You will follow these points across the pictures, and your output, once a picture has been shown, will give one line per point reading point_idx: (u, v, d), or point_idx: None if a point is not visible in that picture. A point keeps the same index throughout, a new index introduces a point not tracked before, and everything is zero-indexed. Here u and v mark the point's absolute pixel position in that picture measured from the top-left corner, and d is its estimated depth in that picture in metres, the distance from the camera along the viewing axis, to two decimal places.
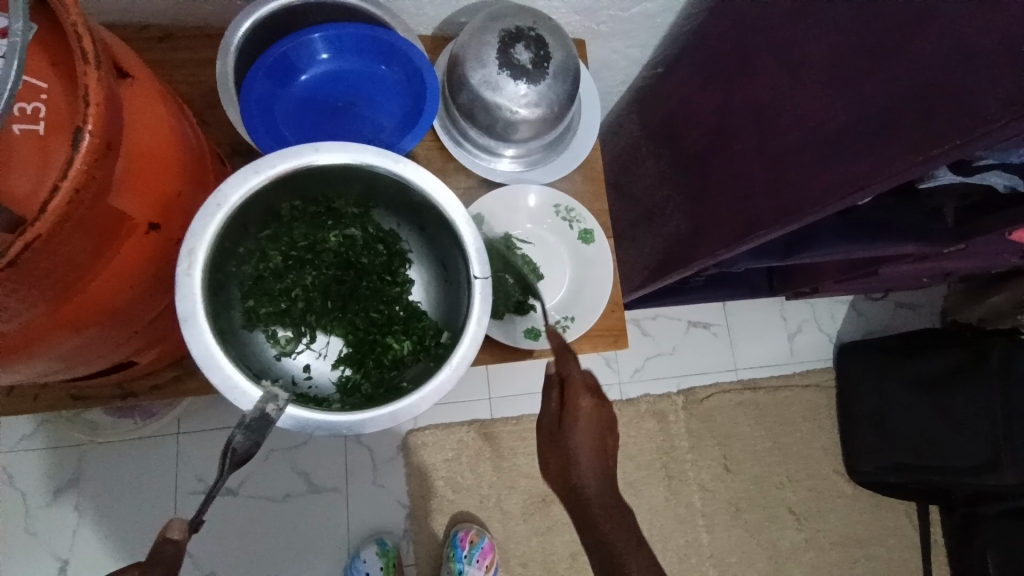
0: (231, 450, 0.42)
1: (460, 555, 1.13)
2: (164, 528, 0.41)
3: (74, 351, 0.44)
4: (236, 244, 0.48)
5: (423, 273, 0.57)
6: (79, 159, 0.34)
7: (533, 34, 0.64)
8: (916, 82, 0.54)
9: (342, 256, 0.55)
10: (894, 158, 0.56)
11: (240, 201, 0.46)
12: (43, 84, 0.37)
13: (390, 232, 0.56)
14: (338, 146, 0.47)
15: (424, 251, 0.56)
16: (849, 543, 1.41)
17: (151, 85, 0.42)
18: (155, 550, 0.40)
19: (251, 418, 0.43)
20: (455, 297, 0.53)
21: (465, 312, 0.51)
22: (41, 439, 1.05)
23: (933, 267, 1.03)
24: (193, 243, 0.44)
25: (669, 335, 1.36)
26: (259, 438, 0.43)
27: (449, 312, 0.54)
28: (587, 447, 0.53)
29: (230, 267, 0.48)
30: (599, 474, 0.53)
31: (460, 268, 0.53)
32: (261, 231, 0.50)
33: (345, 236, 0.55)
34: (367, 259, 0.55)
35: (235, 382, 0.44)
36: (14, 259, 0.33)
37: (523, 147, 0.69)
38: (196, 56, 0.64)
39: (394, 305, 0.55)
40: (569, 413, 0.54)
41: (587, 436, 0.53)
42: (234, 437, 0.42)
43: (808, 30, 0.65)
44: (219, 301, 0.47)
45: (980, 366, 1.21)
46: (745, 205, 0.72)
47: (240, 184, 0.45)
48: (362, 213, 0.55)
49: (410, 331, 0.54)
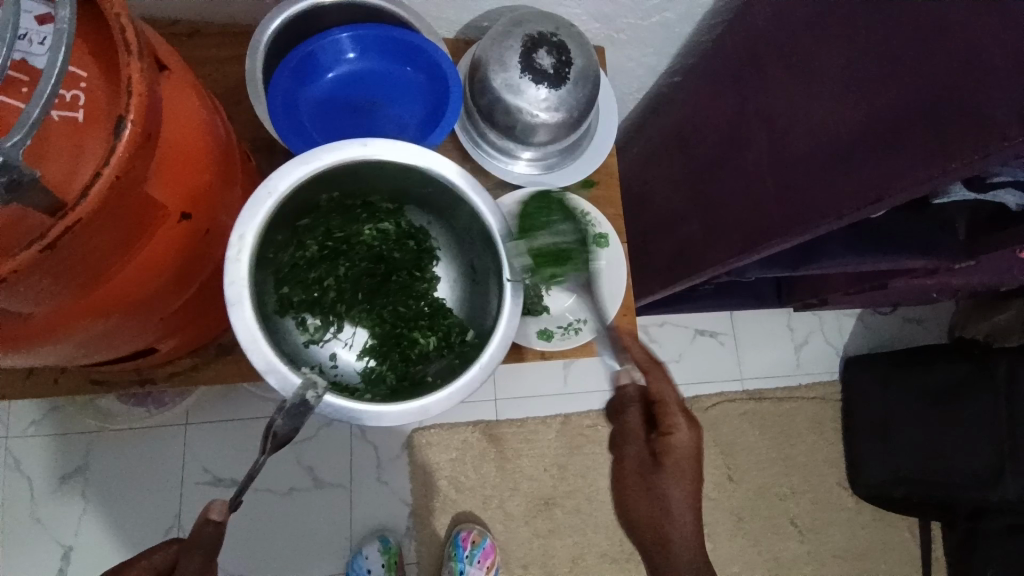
0: (273, 431, 0.45)
1: (461, 555, 1.13)
2: (206, 509, 0.45)
3: (101, 336, 0.44)
4: (277, 233, 0.49)
5: (449, 271, 0.58)
6: (120, 148, 0.35)
7: (556, 40, 0.65)
8: (932, 97, 0.55)
9: (375, 249, 0.56)
10: (910, 170, 0.57)
11: (289, 190, 0.47)
12: (83, 72, 0.38)
13: (422, 229, 0.57)
14: (388, 142, 0.48)
15: (453, 250, 0.58)
16: (850, 557, 1.40)
17: (185, 79, 0.43)
18: (199, 530, 0.45)
19: (291, 404, 0.44)
20: (482, 298, 0.55)
21: (494, 313, 0.52)
22: (49, 426, 1.06)
23: (943, 283, 1.03)
24: (243, 228, 0.45)
25: (675, 343, 1.36)
26: (297, 424, 0.46)
27: (474, 311, 0.56)
28: (680, 478, 0.57)
29: (271, 254, 0.49)
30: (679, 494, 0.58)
31: (490, 271, 0.54)
32: (299, 220, 0.51)
33: (379, 229, 0.56)
34: (399, 254, 0.57)
35: (276, 365, 0.45)
36: (52, 244, 0.34)
37: (541, 151, 0.70)
38: (223, 52, 0.65)
39: (421, 301, 0.56)
40: (665, 443, 0.57)
41: (681, 465, 0.57)
42: (275, 421, 0.45)
43: (825, 43, 0.65)
44: (260, 287, 0.48)
45: (986, 379, 1.19)
46: (758, 214, 0.73)
47: (292, 174, 0.46)
48: (395, 209, 0.56)
49: (435, 327, 0.55)
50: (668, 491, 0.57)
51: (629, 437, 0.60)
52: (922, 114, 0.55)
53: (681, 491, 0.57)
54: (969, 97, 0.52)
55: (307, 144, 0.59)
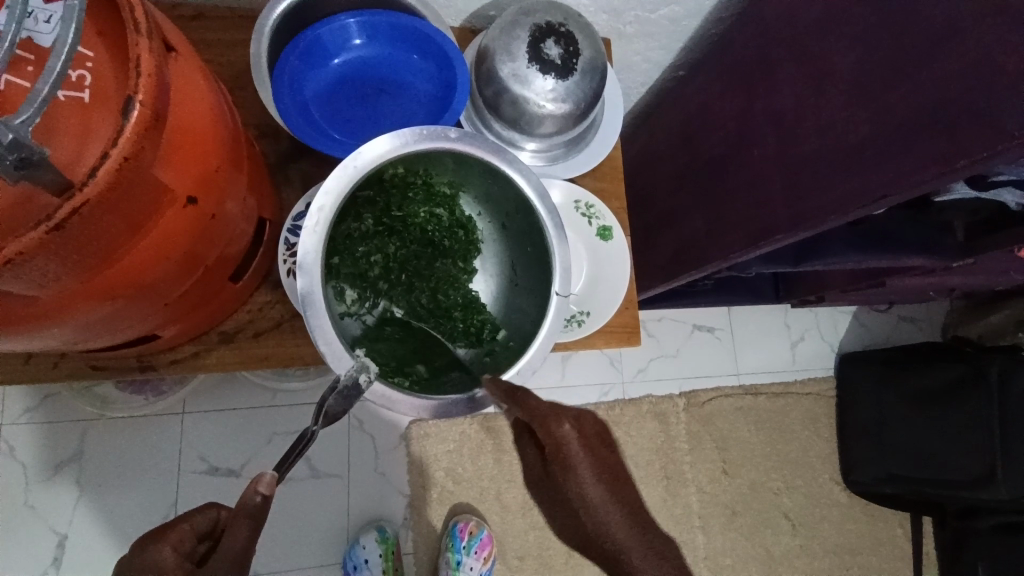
0: (326, 409, 0.47)
1: (459, 545, 1.14)
2: (254, 480, 0.43)
3: (103, 319, 0.44)
4: (348, 211, 0.51)
5: (487, 265, 0.61)
6: (129, 129, 0.35)
7: (563, 30, 0.64)
8: (940, 96, 0.55)
9: (427, 233, 0.59)
10: (916, 168, 0.56)
11: (366, 166, 0.49)
12: (90, 53, 0.38)
13: (472, 220, 0.60)
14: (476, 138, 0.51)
15: (499, 246, 0.61)
16: (841, 551, 1.42)
17: (193, 61, 0.43)
18: (245, 500, 0.43)
19: (345, 385, 0.47)
20: (521, 300, 0.58)
21: (534, 317, 0.55)
22: (43, 413, 1.05)
23: (939, 282, 1.04)
24: (325, 201, 0.47)
25: (673, 338, 1.37)
26: (347, 405, 0.48)
27: (508, 309, 0.59)
28: (593, 483, 0.45)
29: (337, 227, 0.51)
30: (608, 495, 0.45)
31: (538, 275, 0.57)
32: (362, 192, 0.52)
33: (433, 213, 0.58)
34: (449, 242, 0.60)
35: (336, 346, 0.47)
36: (60, 224, 0.34)
37: (546, 142, 0.70)
38: (228, 36, 0.64)
39: (458, 291, 0.59)
40: (554, 455, 0.46)
41: (583, 462, 0.45)
42: (328, 399, 0.47)
43: (834, 40, 0.65)
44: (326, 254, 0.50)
45: (979, 382, 1.22)
46: (761, 210, 0.73)
47: (376, 150, 0.49)
48: (452, 195, 0.58)
49: (468, 319, 0.58)
50: (594, 497, 0.45)
51: (536, 463, 0.49)
52: (930, 113, 0.56)
53: (599, 502, 0.45)
54: (977, 96, 0.52)
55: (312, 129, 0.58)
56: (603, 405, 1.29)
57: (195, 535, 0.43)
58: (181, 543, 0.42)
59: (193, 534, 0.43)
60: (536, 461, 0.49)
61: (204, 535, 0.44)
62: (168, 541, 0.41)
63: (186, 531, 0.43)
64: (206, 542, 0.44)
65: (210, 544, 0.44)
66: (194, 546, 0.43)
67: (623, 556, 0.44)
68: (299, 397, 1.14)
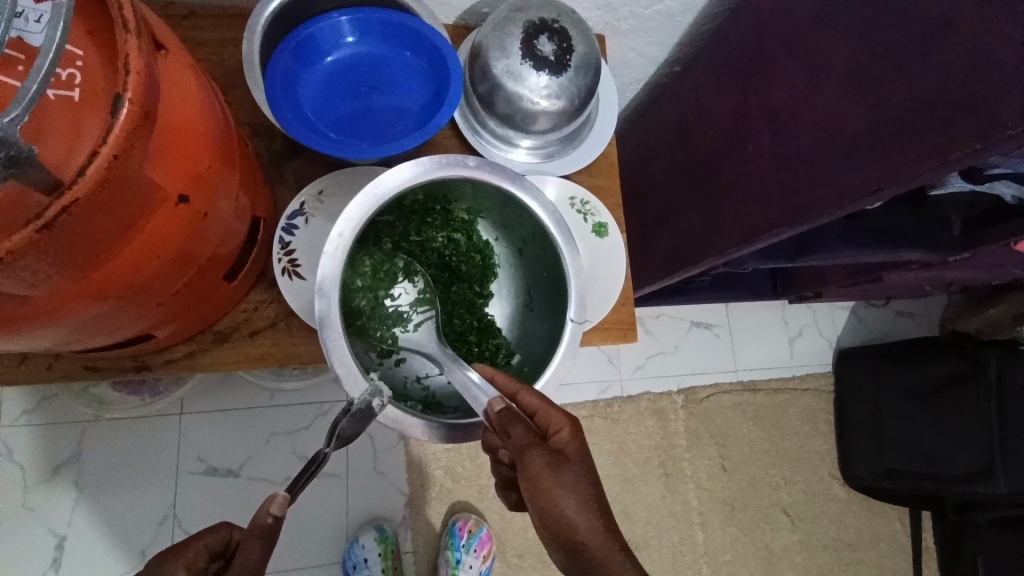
0: (339, 431, 0.46)
1: (458, 543, 1.14)
2: (266, 501, 0.42)
3: (98, 319, 0.44)
4: (365, 236, 0.53)
5: (504, 289, 0.62)
6: (118, 127, 0.35)
7: (557, 26, 0.64)
8: (933, 88, 0.55)
9: (443, 257, 0.60)
10: (912, 160, 0.56)
11: (387, 193, 0.50)
12: (80, 51, 0.38)
13: (489, 244, 0.61)
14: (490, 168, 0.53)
15: (514, 270, 0.61)
16: (842, 546, 1.42)
17: (183, 59, 0.43)
18: (257, 520, 0.41)
19: (359, 407, 0.46)
20: (534, 326, 0.59)
21: (547, 340, 0.57)
22: (41, 416, 1.05)
23: (936, 276, 1.04)
24: (344, 227, 0.48)
25: (671, 335, 1.37)
26: (361, 426, 0.47)
27: (523, 335, 0.60)
28: (582, 481, 0.44)
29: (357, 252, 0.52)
30: (593, 498, 0.44)
31: (552, 301, 0.57)
32: (383, 218, 0.53)
33: (450, 238, 0.59)
34: (466, 267, 0.60)
35: (353, 368, 0.47)
36: (50, 223, 0.33)
37: (541, 139, 0.70)
38: (221, 34, 0.64)
39: (473, 315, 0.59)
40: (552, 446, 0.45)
41: (577, 459, 0.45)
42: (340, 421, 0.46)
43: (829, 33, 0.65)
44: (348, 278, 0.51)
45: (977, 376, 1.22)
46: (757, 206, 0.73)
47: (395, 178, 0.50)
48: (469, 221, 0.59)
49: (484, 344, 0.59)
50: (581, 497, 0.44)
51: (528, 453, 0.44)
52: (924, 106, 0.56)
53: (588, 497, 0.44)
54: (971, 88, 0.52)
55: (304, 125, 0.56)
56: (602, 402, 1.29)
57: (208, 554, 0.44)
58: (195, 560, 0.43)
59: (206, 551, 0.44)
60: (530, 452, 0.44)
61: (216, 554, 0.45)
62: (184, 558, 0.43)
63: (198, 551, 0.44)
64: (218, 562, 0.45)
65: (221, 562, 0.45)
66: (207, 563, 0.44)
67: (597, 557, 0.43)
68: (296, 396, 1.14)
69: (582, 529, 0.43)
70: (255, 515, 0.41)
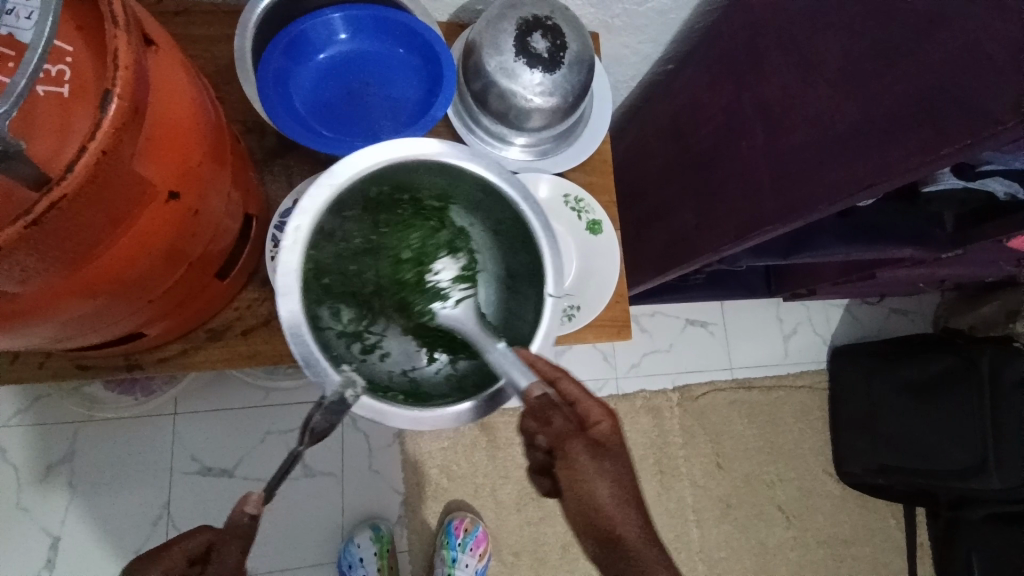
0: (310, 425, 0.46)
1: (454, 542, 1.13)
2: (242, 501, 0.44)
3: (88, 316, 0.43)
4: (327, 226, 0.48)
5: (485, 274, 0.55)
6: (107, 123, 0.34)
7: (550, 23, 0.64)
8: (924, 84, 0.55)
9: (420, 248, 0.53)
10: (903, 157, 0.56)
11: (347, 182, 0.48)
12: (69, 47, 0.38)
13: (465, 231, 0.54)
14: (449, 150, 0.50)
15: (496, 254, 0.55)
16: (836, 543, 1.43)
17: (174, 54, 0.42)
18: (234, 521, 0.44)
19: (330, 400, 0.46)
20: (522, 307, 0.53)
21: (532, 322, 0.52)
22: (33, 415, 1.04)
23: (928, 273, 1.04)
24: (301, 220, 0.46)
25: (666, 333, 1.37)
26: (336, 418, 0.46)
27: (511, 320, 0.54)
28: (617, 474, 0.46)
29: (321, 243, 0.48)
30: (626, 491, 0.46)
31: (532, 279, 0.53)
32: (347, 211, 0.50)
33: (423, 228, 0.54)
34: (441, 255, 0.54)
35: (319, 362, 0.46)
36: (38, 219, 0.33)
37: (535, 136, 0.70)
38: (213, 31, 0.63)
39: (456, 305, 0.53)
40: (593, 439, 0.46)
41: (614, 452, 0.47)
42: (314, 415, 0.45)
43: (822, 30, 0.65)
44: (318, 271, 0.48)
45: (970, 372, 1.24)
46: (750, 202, 0.73)
47: (349, 167, 0.48)
48: (440, 208, 0.54)
49: (468, 333, 0.52)
50: (614, 489, 0.46)
51: (567, 443, 0.46)
52: (915, 102, 0.56)
53: (621, 486, 0.46)
54: (962, 84, 0.52)
55: (298, 123, 0.56)
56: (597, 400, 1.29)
57: (187, 560, 0.43)
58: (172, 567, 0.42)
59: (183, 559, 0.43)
60: (569, 442, 0.46)
61: (195, 559, 0.43)
62: (160, 565, 0.42)
63: (176, 558, 0.43)
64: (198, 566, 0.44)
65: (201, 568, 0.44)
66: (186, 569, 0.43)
67: (623, 544, 0.46)
68: (291, 395, 1.14)
69: (613, 514, 0.45)
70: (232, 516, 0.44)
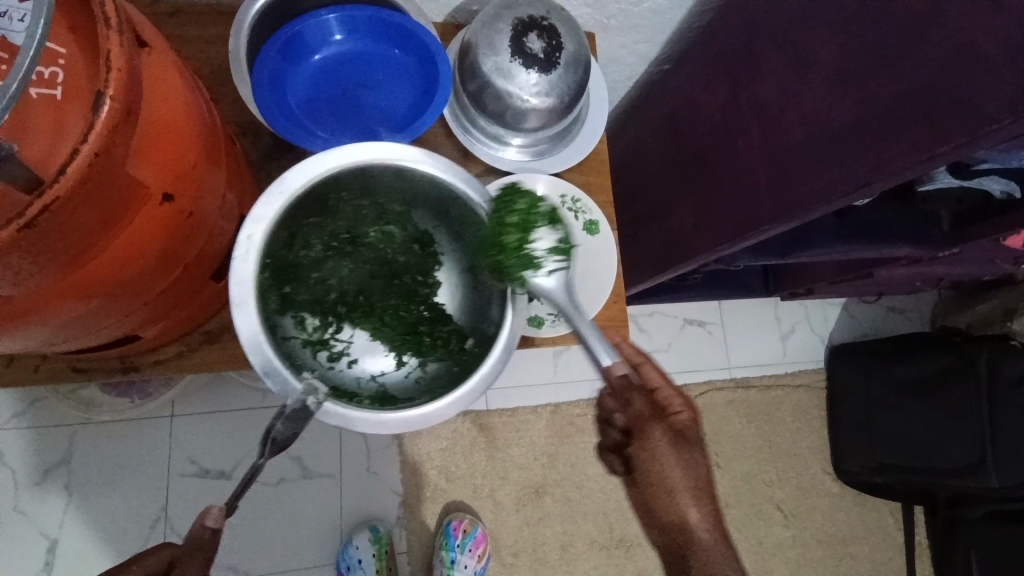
0: (272, 435, 0.46)
1: (453, 543, 1.13)
2: (202, 514, 0.44)
3: (82, 319, 0.43)
4: (282, 231, 0.49)
5: (452, 276, 0.55)
6: (100, 124, 0.34)
7: (546, 23, 0.64)
8: (919, 83, 0.55)
9: (380, 252, 0.54)
10: (899, 155, 0.57)
11: (300, 189, 0.49)
12: (62, 49, 0.38)
13: (428, 232, 0.55)
14: (399, 148, 0.50)
15: (459, 256, 0.55)
16: (835, 541, 1.43)
17: (167, 56, 0.42)
18: (195, 536, 0.44)
19: (292, 408, 0.46)
20: (487, 307, 0.53)
21: (497, 321, 0.52)
22: (30, 418, 1.04)
23: (925, 272, 1.05)
24: (253, 228, 0.47)
25: (665, 333, 1.37)
26: (298, 427, 0.46)
27: (477, 320, 0.54)
28: (692, 458, 0.51)
29: (277, 250, 0.49)
30: (698, 476, 0.51)
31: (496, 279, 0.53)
32: (306, 218, 0.51)
33: (384, 232, 0.54)
34: (404, 258, 0.55)
35: (278, 368, 0.46)
36: (32, 221, 0.33)
37: (532, 137, 0.70)
38: (208, 32, 0.63)
39: (421, 306, 0.54)
40: (672, 424, 0.51)
41: (691, 439, 0.51)
42: (274, 425, 0.45)
43: (816, 28, 0.65)
44: (275, 278, 0.49)
45: (968, 370, 1.24)
46: (746, 201, 0.73)
47: (304, 173, 0.48)
48: (402, 212, 0.54)
49: (435, 334, 0.53)
50: (689, 471, 0.50)
51: (648, 424, 0.50)
52: (910, 101, 0.56)
53: (694, 473, 0.50)
54: (956, 83, 0.53)
55: (294, 125, 0.57)
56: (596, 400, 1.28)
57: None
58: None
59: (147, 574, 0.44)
60: (649, 424, 0.50)
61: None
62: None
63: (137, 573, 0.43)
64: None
65: None
66: None
67: (691, 523, 0.50)
68: None
69: (685, 497, 0.50)
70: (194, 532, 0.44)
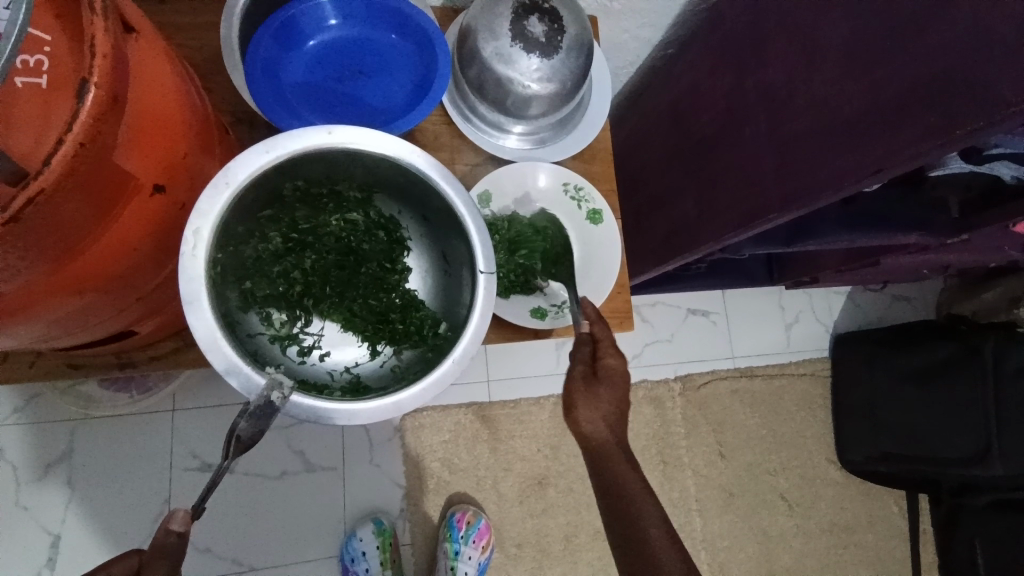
0: (235, 435, 0.42)
1: (455, 535, 1.13)
2: (167, 519, 0.43)
3: (73, 316, 0.42)
4: (237, 223, 0.47)
5: (421, 261, 0.57)
6: (84, 112, 0.33)
7: (548, 6, 0.62)
8: (933, 66, 0.53)
9: (344, 241, 0.55)
10: (911, 140, 0.54)
11: (248, 178, 0.46)
12: (48, 36, 0.35)
13: (392, 219, 0.56)
14: (355, 130, 0.48)
15: (424, 240, 0.57)
16: (839, 530, 1.43)
17: (158, 43, 0.40)
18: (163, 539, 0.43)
19: (256, 405, 0.43)
20: (456, 290, 0.54)
21: (467, 304, 0.52)
22: (30, 413, 1.03)
23: (932, 260, 1.03)
24: (200, 223, 0.44)
25: (668, 323, 1.36)
26: (263, 425, 0.43)
27: (447, 304, 0.55)
28: (610, 402, 0.55)
29: (230, 245, 0.47)
30: (614, 420, 0.55)
31: (463, 261, 0.53)
32: (261, 210, 0.50)
33: (346, 220, 0.55)
34: (368, 245, 0.55)
35: (238, 364, 0.44)
36: (16, 216, 0.32)
37: (533, 124, 0.68)
38: (201, 19, 0.62)
39: (392, 294, 0.55)
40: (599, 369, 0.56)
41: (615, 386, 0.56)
42: (238, 423, 0.42)
43: (827, 10, 0.63)
44: (229, 273, 0.47)
45: (972, 360, 1.22)
46: (752, 189, 0.72)
47: (249, 164, 0.45)
48: (364, 198, 0.55)
49: (408, 321, 0.54)
50: (604, 410, 0.54)
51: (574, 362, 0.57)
52: (922, 85, 0.54)
53: (608, 413, 0.55)
54: (972, 65, 0.50)
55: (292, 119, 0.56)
56: None
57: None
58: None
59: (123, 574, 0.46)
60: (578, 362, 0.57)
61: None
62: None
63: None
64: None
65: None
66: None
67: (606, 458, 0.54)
68: None
69: (595, 432, 0.55)
70: (161, 537, 0.44)
